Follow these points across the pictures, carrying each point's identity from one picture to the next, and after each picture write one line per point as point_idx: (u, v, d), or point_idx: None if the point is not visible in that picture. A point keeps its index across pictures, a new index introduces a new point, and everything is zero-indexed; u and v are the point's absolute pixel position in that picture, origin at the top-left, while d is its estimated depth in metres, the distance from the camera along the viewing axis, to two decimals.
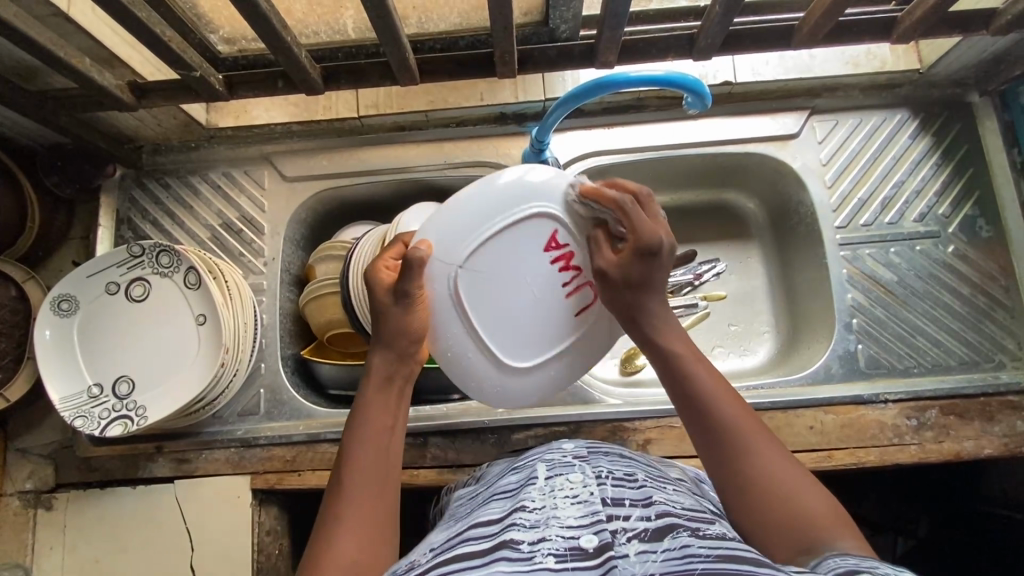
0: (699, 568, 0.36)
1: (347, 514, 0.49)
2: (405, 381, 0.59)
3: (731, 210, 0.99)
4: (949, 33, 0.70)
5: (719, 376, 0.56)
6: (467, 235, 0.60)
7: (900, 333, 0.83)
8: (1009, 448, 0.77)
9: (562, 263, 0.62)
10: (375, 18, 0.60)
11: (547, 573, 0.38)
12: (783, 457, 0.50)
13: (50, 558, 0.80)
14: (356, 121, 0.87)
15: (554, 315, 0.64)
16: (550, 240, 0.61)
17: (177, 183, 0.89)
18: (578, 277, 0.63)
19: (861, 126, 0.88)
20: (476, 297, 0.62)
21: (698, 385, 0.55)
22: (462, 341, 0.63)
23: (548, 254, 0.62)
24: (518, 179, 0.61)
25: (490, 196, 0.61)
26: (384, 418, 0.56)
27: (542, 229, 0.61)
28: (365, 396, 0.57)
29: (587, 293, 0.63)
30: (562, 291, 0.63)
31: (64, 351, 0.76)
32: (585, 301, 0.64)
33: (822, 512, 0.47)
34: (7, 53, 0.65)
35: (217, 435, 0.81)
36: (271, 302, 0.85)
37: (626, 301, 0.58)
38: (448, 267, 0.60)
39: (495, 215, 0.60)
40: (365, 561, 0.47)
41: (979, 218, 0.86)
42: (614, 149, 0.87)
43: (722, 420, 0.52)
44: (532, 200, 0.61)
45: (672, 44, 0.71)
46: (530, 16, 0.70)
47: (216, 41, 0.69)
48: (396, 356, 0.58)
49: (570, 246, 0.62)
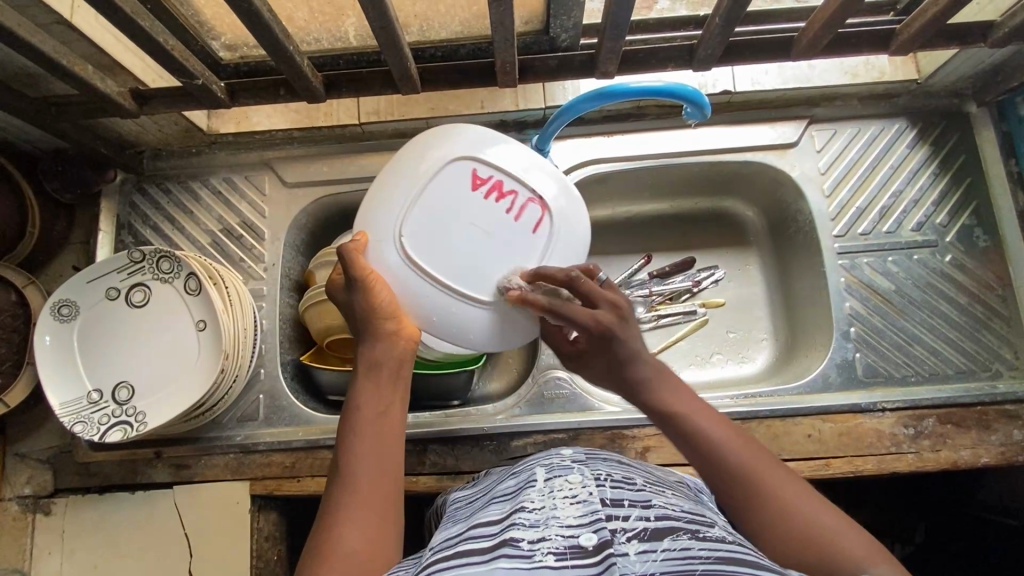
0: (699, 570, 0.37)
1: (348, 511, 0.49)
2: (396, 367, 0.57)
3: (730, 218, 1.00)
4: (946, 44, 0.71)
5: (724, 421, 0.53)
6: (394, 208, 0.60)
7: (898, 343, 0.84)
8: (1006, 456, 0.78)
9: (494, 193, 0.61)
10: (378, 28, 0.60)
11: (548, 572, 0.39)
12: (809, 494, 0.49)
13: (49, 564, 0.80)
14: (356, 128, 0.87)
15: (516, 241, 0.61)
16: (474, 179, 0.61)
17: (178, 188, 0.89)
18: (517, 199, 0.61)
19: (859, 135, 0.88)
20: (431, 253, 0.60)
21: (708, 437, 0.52)
22: (435, 298, 0.60)
23: (479, 193, 0.61)
24: (420, 146, 0.62)
25: (399, 169, 0.62)
26: (376, 407, 0.54)
27: (460, 171, 0.61)
28: (355, 390, 0.56)
29: (535, 207, 0.61)
30: (511, 217, 0.61)
31: (64, 356, 0.76)
32: (538, 219, 0.62)
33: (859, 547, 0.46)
34: (8, 59, 0.65)
35: (217, 441, 0.81)
36: (271, 307, 0.86)
37: (607, 370, 0.58)
38: (388, 242, 0.60)
39: (413, 181, 0.61)
40: (365, 555, 0.46)
41: (977, 228, 0.86)
42: (612, 156, 0.87)
43: (742, 468, 0.50)
44: (441, 153, 0.61)
45: (672, 56, 0.71)
46: (531, 25, 0.71)
47: (217, 48, 0.70)
48: (376, 342, 0.57)
49: (495, 174, 0.61)
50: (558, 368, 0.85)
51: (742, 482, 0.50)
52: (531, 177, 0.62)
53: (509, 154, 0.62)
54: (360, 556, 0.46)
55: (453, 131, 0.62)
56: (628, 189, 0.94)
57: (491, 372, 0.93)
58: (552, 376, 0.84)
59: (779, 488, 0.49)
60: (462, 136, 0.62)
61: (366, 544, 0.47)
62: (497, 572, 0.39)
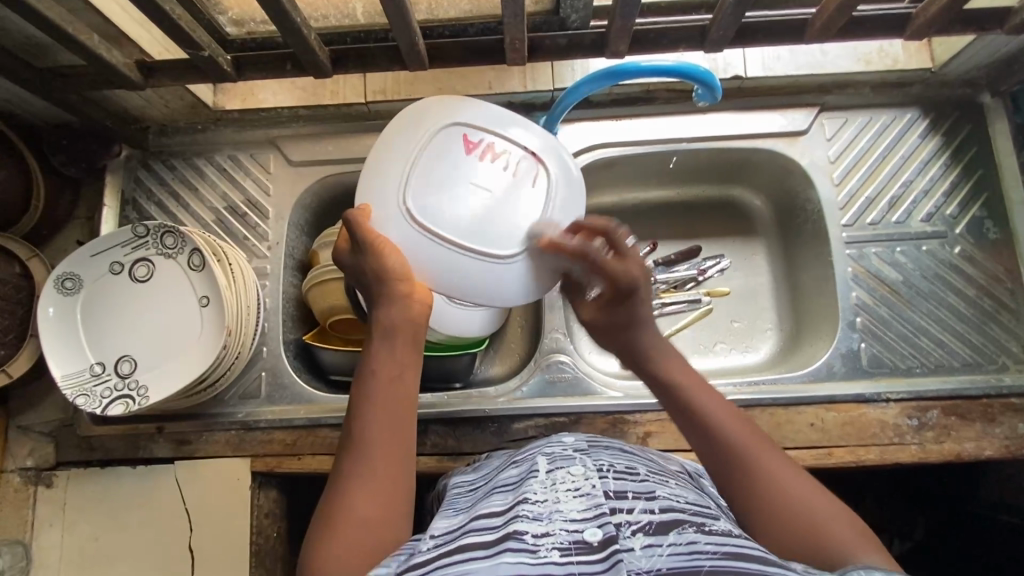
0: (706, 567, 0.37)
1: (356, 473, 0.50)
2: (409, 329, 0.56)
3: (738, 206, 0.99)
4: (963, 30, 0.70)
5: (716, 396, 0.56)
6: (393, 181, 0.59)
7: (905, 334, 0.83)
8: (1009, 450, 0.77)
9: (487, 153, 0.61)
10: (386, 2, 0.60)
11: (553, 568, 0.39)
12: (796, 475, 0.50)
13: (50, 536, 0.80)
14: (363, 107, 0.87)
15: (520, 196, 0.60)
16: (464, 144, 0.61)
17: (182, 165, 0.89)
18: (509, 156, 0.61)
19: (871, 124, 0.87)
20: (438, 215, 0.59)
21: (702, 414, 0.54)
22: (450, 259, 0.59)
23: (471, 155, 0.60)
24: (408, 119, 0.62)
25: (389, 146, 0.61)
26: (390, 370, 0.54)
27: (451, 139, 0.61)
28: (369, 353, 0.55)
29: (528, 163, 0.61)
30: (508, 173, 0.60)
31: (66, 329, 0.76)
32: (534, 173, 0.61)
33: (842, 528, 0.46)
34: (17, 27, 0.65)
35: (219, 417, 0.81)
36: (275, 286, 0.85)
37: (622, 332, 0.60)
38: (394, 212, 0.59)
39: (405, 154, 0.60)
40: (374, 520, 0.48)
41: (987, 220, 0.85)
42: (622, 140, 0.87)
43: (734, 445, 0.52)
44: (428, 125, 0.61)
45: (684, 36, 0.71)
46: (541, 5, 0.72)
47: (225, 22, 0.71)
48: (389, 305, 0.56)
49: (486, 137, 0.61)
50: (561, 353, 0.84)
51: (733, 467, 0.51)
52: (521, 136, 0.62)
53: (498, 117, 0.62)
54: (369, 521, 0.47)
55: (438, 102, 0.62)
56: (635, 174, 0.94)
57: (494, 354, 0.93)
58: (555, 359, 0.84)
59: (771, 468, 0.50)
60: (446, 107, 0.62)
61: (374, 508, 0.48)
62: (501, 567, 0.38)
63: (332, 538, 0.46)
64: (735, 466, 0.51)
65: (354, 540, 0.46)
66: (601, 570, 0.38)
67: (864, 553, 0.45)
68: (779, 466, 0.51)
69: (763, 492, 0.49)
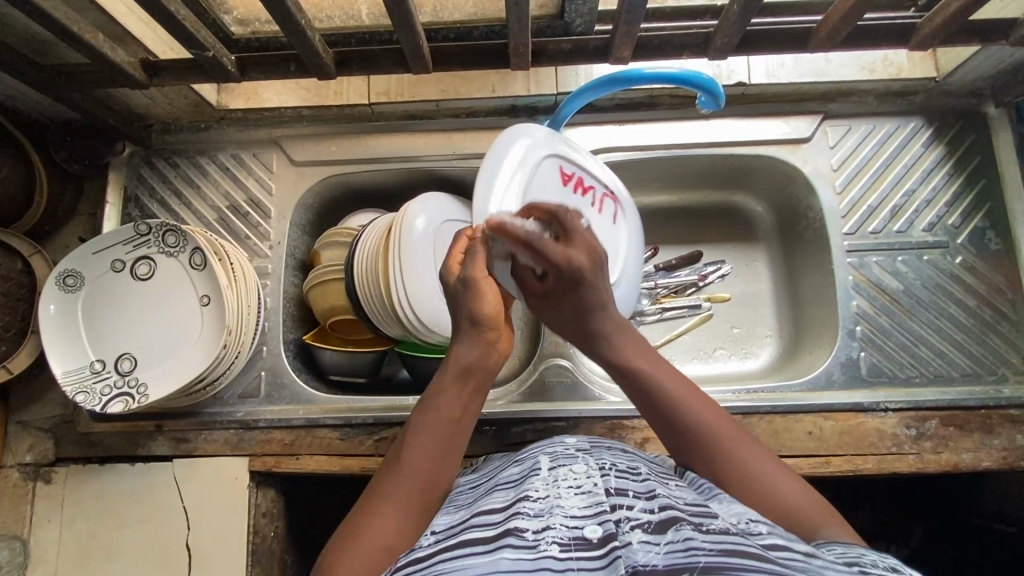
0: (701, 563, 0.36)
1: (393, 498, 0.50)
2: (482, 376, 0.57)
3: (740, 212, 0.99)
4: (966, 41, 0.70)
5: (684, 382, 0.56)
6: (512, 201, 0.65)
7: (905, 343, 0.83)
8: (1007, 461, 0.77)
9: (580, 189, 0.72)
10: (391, 4, 0.60)
11: (551, 562, 0.38)
12: (770, 461, 0.52)
13: (48, 532, 0.80)
14: (367, 108, 0.87)
15: (605, 231, 0.74)
16: (563, 176, 0.71)
17: (185, 163, 0.89)
18: (595, 193, 0.74)
19: (874, 133, 0.87)
20: None
21: (664, 391, 0.55)
22: None
23: (569, 187, 0.71)
24: (514, 146, 0.67)
25: (505, 166, 0.66)
26: (456, 409, 0.55)
27: (554, 169, 0.70)
28: (438, 385, 0.56)
29: (609, 201, 0.75)
30: (596, 209, 0.73)
31: (67, 326, 0.76)
32: (613, 209, 0.75)
33: (804, 502, 0.49)
34: (22, 25, 0.65)
35: (217, 416, 0.81)
36: (275, 285, 0.86)
37: (572, 320, 0.58)
38: None
39: (522, 177, 0.67)
40: (396, 548, 0.47)
41: (989, 231, 0.85)
42: (623, 146, 0.86)
43: (699, 425, 0.53)
44: (535, 153, 0.68)
45: (688, 42, 0.70)
46: (546, 9, 0.71)
47: (229, 21, 0.71)
48: (473, 346, 0.57)
49: (578, 172, 0.72)
50: (561, 356, 0.85)
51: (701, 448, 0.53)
52: (602, 175, 0.75)
53: (585, 155, 0.73)
54: (391, 548, 0.47)
55: (537, 131, 0.70)
56: (637, 179, 0.93)
57: None
58: (554, 363, 0.84)
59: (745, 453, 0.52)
60: (545, 137, 0.70)
61: (399, 536, 0.48)
62: (500, 563, 0.39)
63: (351, 553, 0.46)
64: (706, 451, 0.53)
65: (374, 564, 0.45)
66: (599, 566, 0.37)
67: (823, 525, 0.47)
68: (749, 449, 0.52)
69: (732, 473, 0.51)
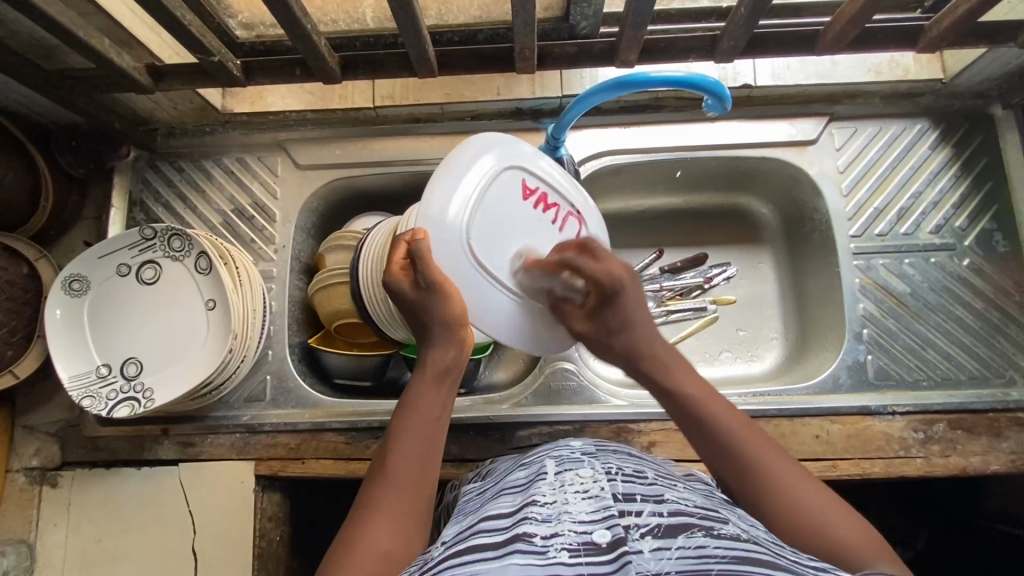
0: (715, 570, 0.36)
1: (384, 504, 0.50)
2: (454, 375, 0.59)
3: (744, 215, 0.99)
4: (975, 43, 0.69)
5: (726, 405, 0.56)
6: (456, 208, 0.60)
7: (912, 346, 0.83)
8: (1015, 465, 0.77)
9: (541, 204, 0.66)
10: (397, 8, 0.60)
11: (562, 568, 0.38)
12: (816, 491, 0.49)
13: (54, 536, 0.80)
14: (371, 111, 0.87)
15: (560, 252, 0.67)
16: (524, 189, 0.65)
17: (190, 167, 0.89)
18: (559, 211, 0.67)
19: (879, 135, 0.87)
20: (495, 258, 0.62)
21: (704, 408, 0.55)
22: (496, 299, 0.63)
23: (528, 201, 0.65)
24: (474, 151, 0.62)
25: (458, 168, 0.61)
26: (432, 409, 0.57)
27: (514, 180, 0.64)
28: (415, 388, 0.58)
29: (573, 222, 0.68)
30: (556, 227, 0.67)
31: (73, 330, 0.76)
32: (576, 231, 0.69)
33: (850, 532, 0.47)
34: (27, 31, 0.65)
35: (223, 420, 0.81)
36: (281, 289, 0.86)
37: (613, 339, 0.61)
38: (456, 243, 0.59)
39: (474, 182, 0.61)
40: (396, 551, 0.47)
41: (996, 233, 0.85)
42: (628, 149, 0.86)
43: (739, 452, 0.52)
44: (494, 159, 0.63)
45: (694, 46, 0.71)
46: (551, 11, 0.70)
47: (234, 26, 0.70)
48: (445, 347, 0.59)
49: (542, 185, 0.66)
50: (566, 360, 0.84)
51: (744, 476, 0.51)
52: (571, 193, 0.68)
53: (553, 168, 0.67)
54: (392, 551, 0.47)
55: (503, 138, 0.64)
56: (642, 182, 0.93)
57: (498, 362, 0.93)
58: (560, 367, 0.84)
59: (786, 481, 0.50)
60: (509, 143, 0.64)
61: (398, 540, 0.48)
62: (511, 568, 0.38)
63: (352, 561, 0.46)
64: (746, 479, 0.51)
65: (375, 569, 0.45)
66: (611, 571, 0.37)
67: (865, 556, 0.45)
68: (794, 479, 0.50)
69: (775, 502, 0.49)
